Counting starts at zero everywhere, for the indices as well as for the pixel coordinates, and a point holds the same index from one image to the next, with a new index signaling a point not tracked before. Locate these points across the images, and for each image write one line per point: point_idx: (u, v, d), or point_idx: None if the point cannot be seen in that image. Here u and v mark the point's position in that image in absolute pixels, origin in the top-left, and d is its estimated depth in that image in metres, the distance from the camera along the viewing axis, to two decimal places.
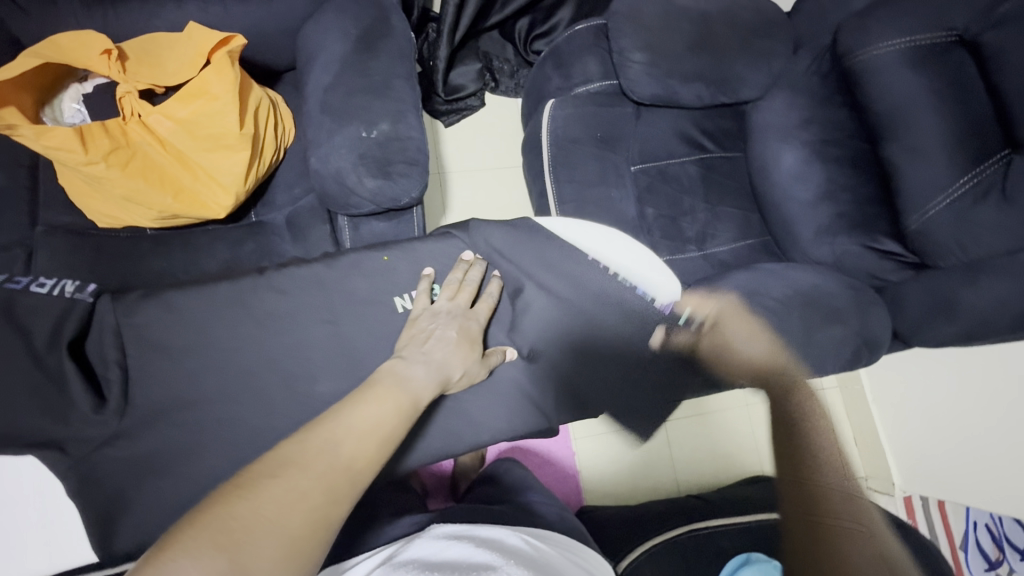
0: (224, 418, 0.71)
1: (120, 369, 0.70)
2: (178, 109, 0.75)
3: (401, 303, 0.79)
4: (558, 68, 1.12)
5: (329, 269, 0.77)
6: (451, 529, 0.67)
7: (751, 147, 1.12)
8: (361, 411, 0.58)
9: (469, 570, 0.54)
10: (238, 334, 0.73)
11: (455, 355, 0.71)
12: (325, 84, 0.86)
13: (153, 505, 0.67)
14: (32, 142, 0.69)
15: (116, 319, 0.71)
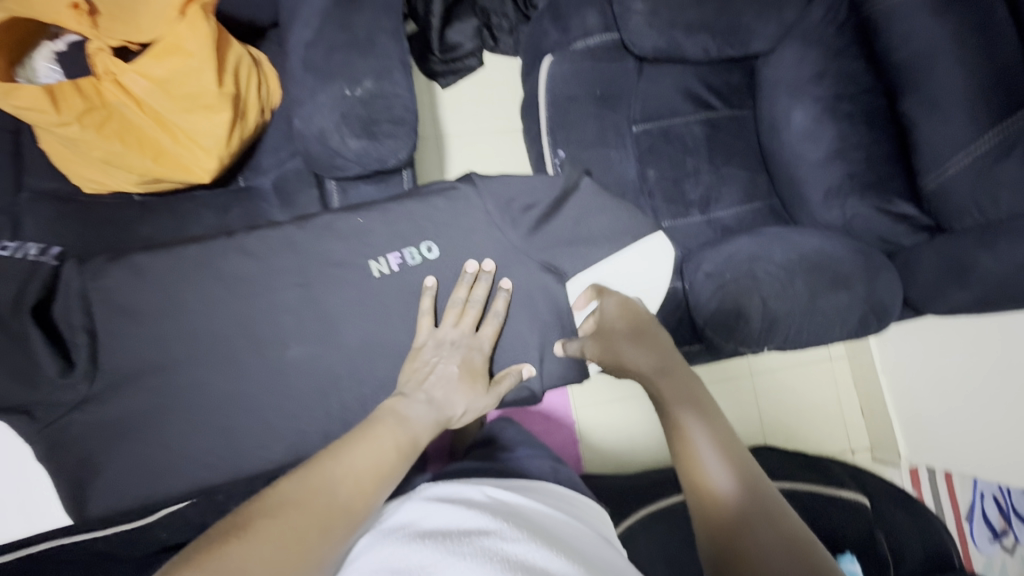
0: (208, 385, 0.71)
1: (87, 334, 0.69)
2: (153, 67, 0.72)
3: (379, 267, 0.76)
4: (556, 21, 1.05)
5: (301, 231, 0.75)
6: (442, 491, 0.66)
7: (760, 104, 1.07)
8: (359, 449, 0.60)
9: (461, 536, 0.53)
10: (219, 301, 0.72)
11: (456, 393, 0.72)
12: (307, 40, 0.83)
13: (127, 468, 0.68)
14: (3, 102, 0.67)
15: (82, 285, 0.70)
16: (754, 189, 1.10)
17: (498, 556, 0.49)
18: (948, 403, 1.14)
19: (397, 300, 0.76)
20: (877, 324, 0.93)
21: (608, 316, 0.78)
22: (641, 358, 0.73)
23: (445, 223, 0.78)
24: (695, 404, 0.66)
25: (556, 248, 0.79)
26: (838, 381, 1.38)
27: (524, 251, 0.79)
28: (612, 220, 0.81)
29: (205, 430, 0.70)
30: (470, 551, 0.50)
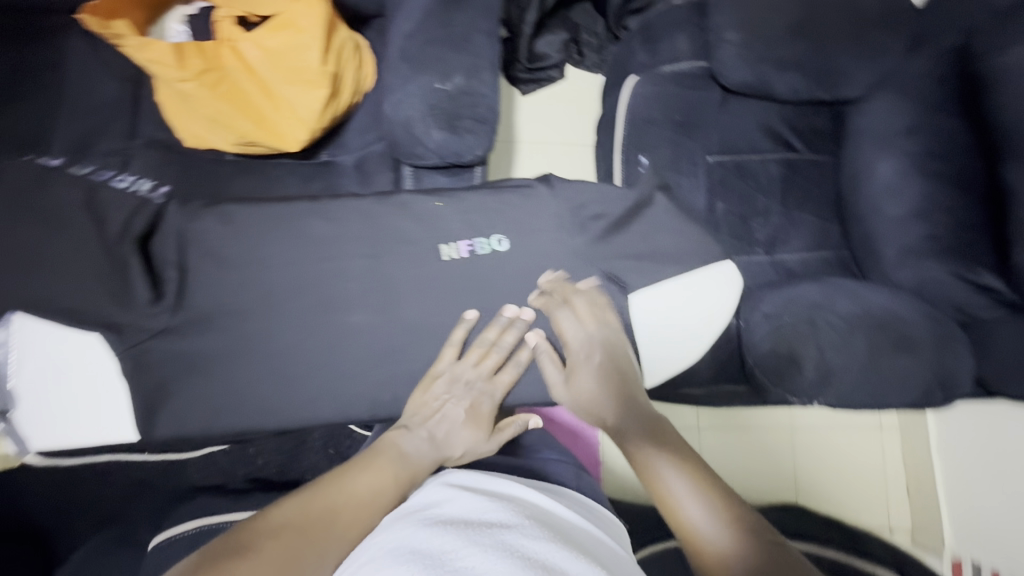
0: (273, 338, 0.74)
1: (176, 270, 0.74)
2: (268, 38, 0.78)
3: (448, 251, 0.79)
4: (645, 43, 1.07)
5: (379, 206, 0.80)
6: (464, 480, 0.66)
7: (844, 151, 1.04)
8: (356, 483, 0.66)
9: (480, 525, 0.54)
10: (291, 260, 0.77)
11: (460, 435, 0.75)
12: (407, 32, 0.87)
13: (193, 401, 0.72)
14: (136, 53, 0.74)
15: (177, 226, 0.76)
16: (825, 237, 1.07)
17: (516, 551, 0.49)
18: (1006, 495, 1.06)
19: (457, 287, 0.78)
20: (942, 396, 0.88)
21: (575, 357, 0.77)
22: (600, 398, 0.75)
23: (508, 222, 0.80)
24: (681, 460, 0.67)
25: (610, 262, 0.80)
26: (885, 453, 1.30)
27: (582, 258, 0.80)
28: (675, 244, 0.81)
29: (264, 377, 0.74)
30: (492, 545, 0.50)
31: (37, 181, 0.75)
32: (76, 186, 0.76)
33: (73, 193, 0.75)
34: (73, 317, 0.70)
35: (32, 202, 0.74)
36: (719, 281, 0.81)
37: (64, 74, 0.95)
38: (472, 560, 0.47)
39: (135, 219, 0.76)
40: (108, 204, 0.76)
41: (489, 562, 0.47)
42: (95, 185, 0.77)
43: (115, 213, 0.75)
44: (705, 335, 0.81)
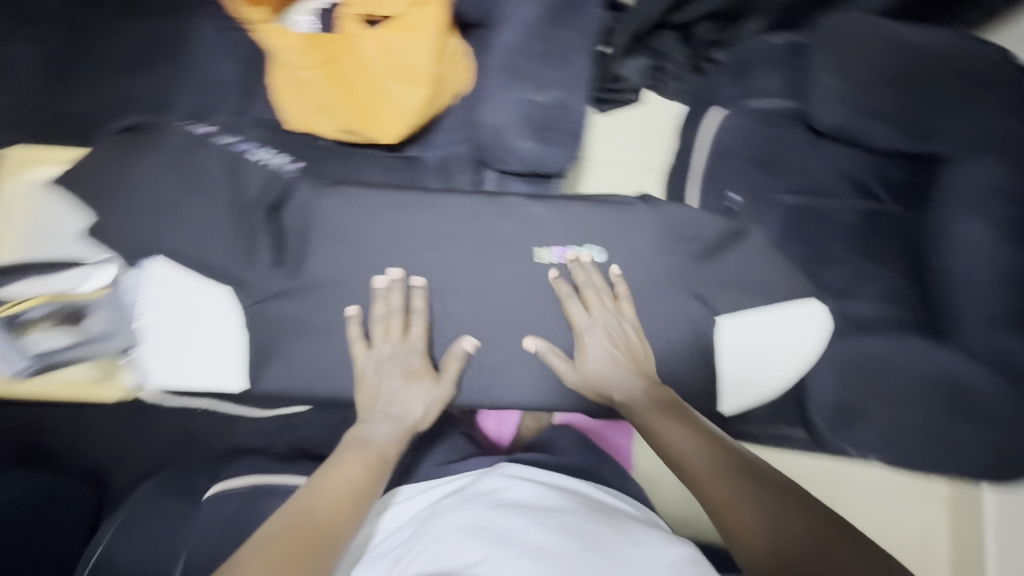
0: (371, 311, 0.78)
1: (298, 238, 0.79)
2: (384, 36, 0.83)
3: (540, 253, 0.81)
4: (734, 76, 1.10)
5: (491, 204, 0.82)
6: (518, 470, 0.74)
7: (931, 208, 0.97)
8: (334, 488, 0.65)
9: (540, 507, 0.63)
10: (387, 244, 0.80)
11: (414, 393, 0.75)
12: (509, 43, 0.90)
13: (301, 366, 0.78)
14: (270, 40, 0.81)
15: (300, 198, 0.80)
16: (899, 295, 1.01)
17: (567, 532, 0.57)
18: None
19: (545, 288, 0.81)
20: (1006, 467, 0.86)
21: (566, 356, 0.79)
22: (615, 379, 0.76)
23: (591, 234, 0.82)
24: (689, 425, 0.71)
25: (685, 286, 0.80)
26: (932, 528, 1.23)
27: (680, 277, 0.81)
28: (749, 275, 0.82)
29: (353, 350, 0.77)
30: (550, 524, 0.58)
31: (190, 146, 0.80)
32: (215, 155, 0.80)
33: (221, 156, 0.80)
34: (201, 269, 0.77)
35: (180, 165, 0.79)
36: (804, 318, 0.80)
37: (191, 50, 1.04)
38: (534, 534, 0.56)
39: (271, 188, 0.81)
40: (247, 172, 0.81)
41: (549, 536, 0.55)
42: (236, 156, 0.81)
43: (252, 180, 0.80)
44: (784, 370, 0.81)
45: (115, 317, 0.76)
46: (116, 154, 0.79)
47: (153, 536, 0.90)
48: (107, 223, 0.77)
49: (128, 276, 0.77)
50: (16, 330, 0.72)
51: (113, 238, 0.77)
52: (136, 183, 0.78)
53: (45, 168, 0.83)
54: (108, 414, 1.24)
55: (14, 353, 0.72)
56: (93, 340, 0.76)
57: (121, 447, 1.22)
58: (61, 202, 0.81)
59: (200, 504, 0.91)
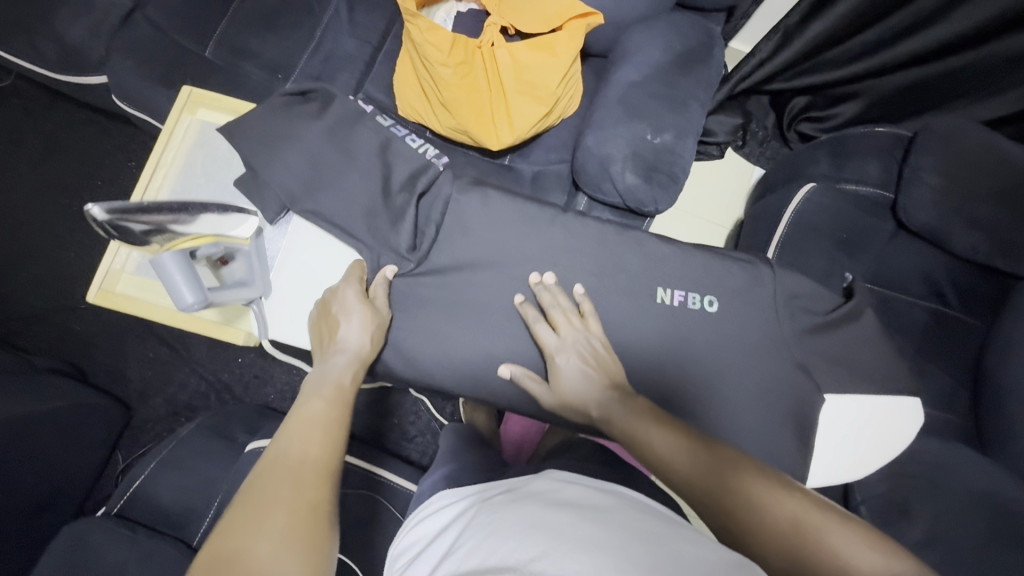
0: (483, 308, 0.75)
1: (435, 230, 0.76)
2: (523, 52, 0.87)
3: (662, 295, 0.77)
4: (833, 156, 1.09)
5: (617, 236, 0.79)
6: (571, 476, 0.64)
7: (1001, 324, 1.00)
8: (306, 424, 0.55)
9: (599, 508, 0.53)
10: (510, 248, 0.77)
11: (354, 323, 0.68)
12: (632, 80, 0.93)
13: (404, 352, 0.74)
14: (418, 32, 0.84)
15: (449, 192, 0.78)
16: (953, 401, 1.03)
17: (617, 531, 0.48)
18: None
19: (661, 332, 0.76)
20: None
21: (536, 383, 0.71)
22: (590, 395, 0.67)
23: (698, 282, 0.78)
24: (659, 421, 0.62)
25: (795, 365, 0.76)
26: None
27: (783, 344, 0.76)
28: (843, 354, 0.77)
29: (458, 347, 0.74)
30: (608, 520, 0.50)
31: (354, 118, 0.79)
32: (375, 133, 0.79)
33: (379, 131, 0.79)
34: (334, 231, 0.76)
35: (340, 133, 0.78)
36: (897, 411, 0.78)
37: (321, 23, 1.08)
38: (591, 530, 0.48)
39: (412, 175, 0.78)
40: (398, 158, 0.79)
41: (610, 535, 0.47)
42: (388, 139, 0.80)
43: (402, 166, 0.79)
44: (874, 464, 0.76)
45: (256, 267, 0.75)
46: (280, 112, 0.79)
47: (191, 476, 0.92)
48: (256, 176, 0.78)
49: (269, 230, 0.81)
50: (188, 266, 0.68)
51: (259, 196, 0.79)
52: (295, 142, 0.77)
53: (211, 116, 0.90)
54: (151, 349, 1.26)
55: (189, 291, 0.68)
56: (237, 287, 0.73)
57: (159, 381, 1.25)
58: (223, 159, 0.88)
59: (241, 455, 0.93)
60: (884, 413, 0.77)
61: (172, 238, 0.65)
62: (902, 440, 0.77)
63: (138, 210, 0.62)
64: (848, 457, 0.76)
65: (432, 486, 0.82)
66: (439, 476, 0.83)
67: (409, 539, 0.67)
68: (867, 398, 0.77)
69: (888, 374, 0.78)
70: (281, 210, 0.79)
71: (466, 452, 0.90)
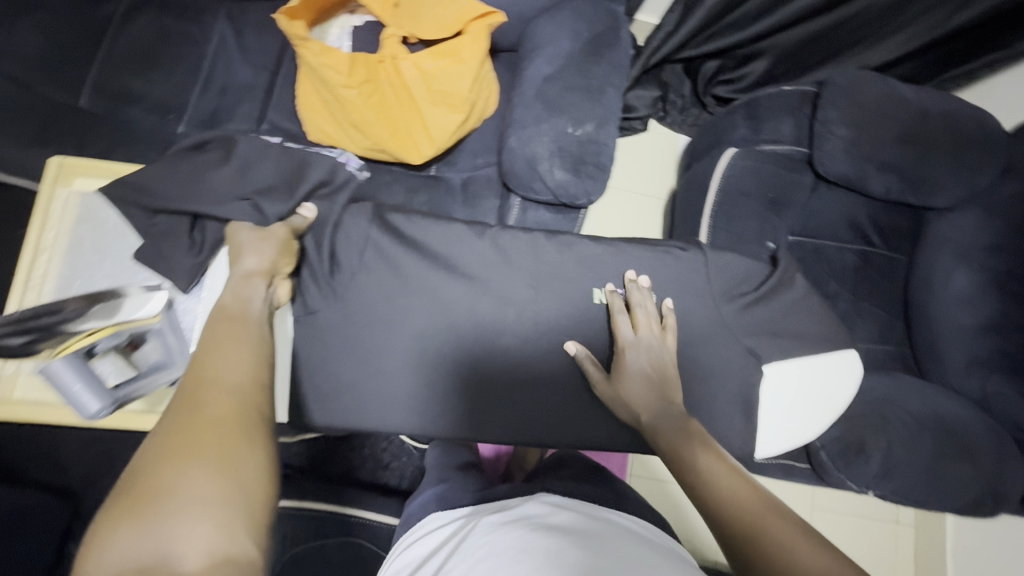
0: (429, 331, 0.74)
1: (359, 254, 0.74)
2: (428, 62, 0.83)
3: (600, 295, 0.78)
4: (749, 119, 1.10)
5: (546, 243, 0.78)
6: (559, 500, 0.63)
7: (921, 254, 1.09)
8: (224, 348, 0.53)
9: (585, 535, 0.51)
10: (448, 268, 0.76)
11: (257, 243, 0.67)
12: (546, 74, 0.92)
13: (363, 396, 0.73)
14: (313, 57, 0.80)
15: (354, 221, 0.75)
16: (887, 331, 1.11)
17: (603, 562, 0.46)
18: None
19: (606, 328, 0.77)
20: (991, 508, 0.92)
21: (597, 372, 0.73)
22: (646, 404, 0.68)
23: (635, 276, 0.79)
24: (711, 453, 0.58)
25: (737, 338, 0.79)
26: (901, 548, 1.30)
27: (725, 317, 0.79)
28: (783, 316, 0.81)
29: (408, 379, 0.74)
30: (597, 548, 0.48)
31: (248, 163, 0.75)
32: (276, 175, 0.74)
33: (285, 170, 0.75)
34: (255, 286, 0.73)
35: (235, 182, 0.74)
36: (839, 363, 0.81)
37: (208, 54, 1.00)
38: (581, 557, 0.46)
39: (333, 210, 0.75)
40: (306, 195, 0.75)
41: (601, 561, 0.46)
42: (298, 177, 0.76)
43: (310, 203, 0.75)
44: (826, 420, 0.80)
45: (172, 346, 0.69)
46: (165, 171, 0.72)
47: None
48: (157, 245, 0.72)
49: (183, 299, 0.75)
50: (85, 368, 0.63)
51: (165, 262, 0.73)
52: (192, 198, 0.71)
53: (90, 184, 0.82)
54: (88, 428, 1.16)
55: (95, 398, 0.63)
56: (154, 372, 0.69)
57: (101, 461, 1.16)
58: (113, 231, 0.81)
59: None
60: (823, 369, 0.80)
61: (63, 341, 0.59)
62: (849, 389, 0.81)
63: (21, 319, 0.56)
64: (801, 423, 0.80)
65: (423, 508, 0.76)
66: (429, 497, 0.77)
67: (402, 561, 0.61)
68: (804, 361, 0.80)
69: (825, 325, 0.83)
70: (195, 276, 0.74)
71: (451, 470, 0.84)
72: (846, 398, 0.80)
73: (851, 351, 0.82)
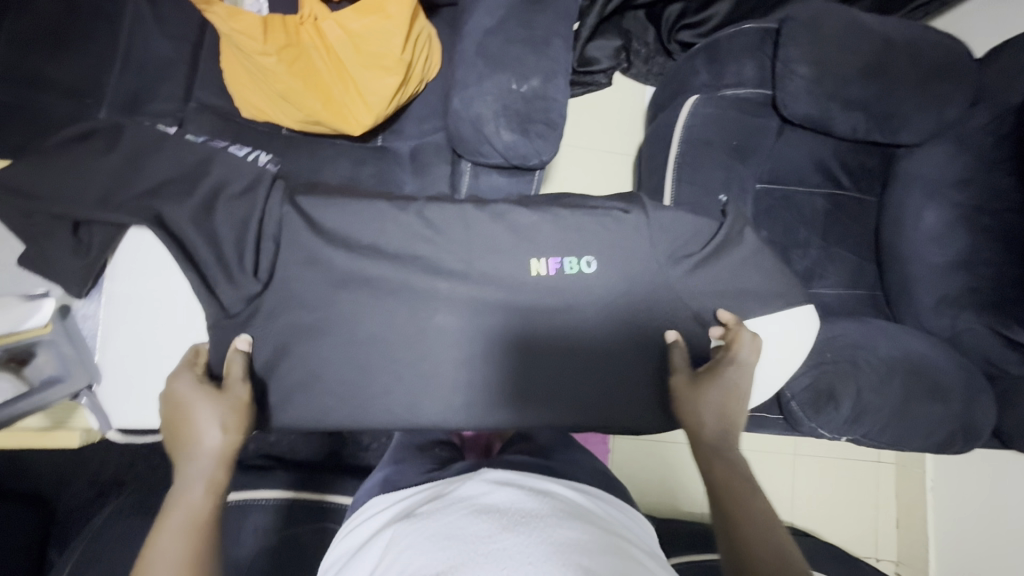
0: (375, 309, 0.72)
1: (274, 240, 0.69)
2: (352, 20, 0.77)
3: (537, 267, 0.74)
4: (710, 64, 1.04)
5: (491, 207, 0.75)
6: (502, 476, 0.61)
7: (891, 194, 1.06)
8: (167, 572, 0.51)
9: (518, 514, 0.49)
10: (391, 249, 0.72)
11: (215, 414, 0.61)
12: (486, 27, 0.86)
13: (296, 398, 0.70)
14: (220, 22, 0.73)
15: (279, 201, 0.70)
16: (859, 275, 1.09)
17: (530, 545, 0.44)
18: (991, 534, 1.10)
19: (557, 296, 0.74)
20: (963, 445, 0.92)
21: (682, 364, 0.73)
22: (714, 418, 0.68)
23: (587, 241, 0.75)
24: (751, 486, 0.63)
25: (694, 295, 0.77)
26: (882, 486, 1.33)
27: (682, 274, 0.76)
28: (744, 269, 0.78)
29: (351, 364, 0.71)
30: (527, 528, 0.46)
31: (156, 142, 0.70)
32: (191, 154, 0.70)
33: (199, 145, 0.70)
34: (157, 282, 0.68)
35: (144, 164, 0.69)
36: (796, 315, 0.80)
37: (122, 30, 0.92)
38: (507, 543, 0.44)
39: (250, 188, 0.70)
40: (227, 169, 0.70)
41: (527, 547, 0.44)
42: (212, 152, 0.71)
43: (234, 179, 0.70)
44: (783, 373, 0.80)
45: (68, 357, 0.66)
46: (71, 160, 0.67)
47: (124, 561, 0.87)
48: (39, 247, 0.65)
49: (80, 305, 0.69)
50: None
51: (52, 269, 0.66)
52: (79, 193, 0.65)
53: None
54: None
55: None
56: (50, 386, 0.66)
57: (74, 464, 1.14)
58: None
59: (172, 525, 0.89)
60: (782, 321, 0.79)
61: None
62: (806, 341, 0.80)
63: None
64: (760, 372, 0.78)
65: (370, 491, 0.75)
66: (377, 480, 0.76)
67: (343, 547, 0.60)
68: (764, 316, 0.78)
69: (787, 275, 0.81)
70: (89, 280, 0.67)
71: (410, 449, 0.82)
72: (804, 349, 0.80)
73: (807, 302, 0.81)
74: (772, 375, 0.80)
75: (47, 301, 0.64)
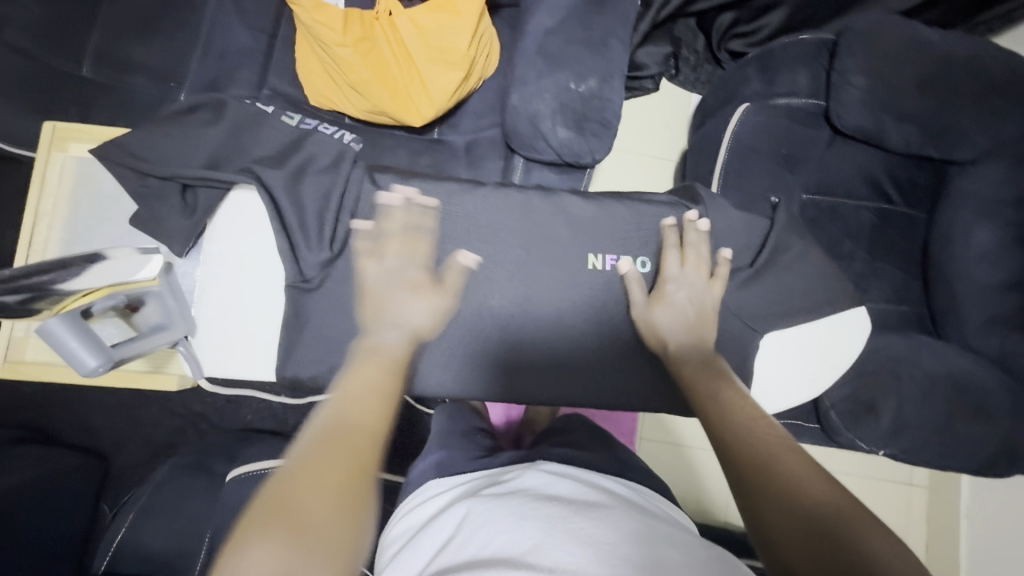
0: None
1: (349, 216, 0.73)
2: (423, 16, 0.82)
3: (594, 261, 0.77)
4: (762, 72, 1.04)
5: (540, 201, 0.78)
6: (557, 468, 0.64)
7: (940, 211, 1.04)
8: (361, 391, 0.57)
9: (585, 503, 0.52)
10: (450, 233, 0.75)
11: (420, 302, 0.66)
12: (546, 27, 0.88)
13: None
14: (305, 13, 0.80)
15: (359, 185, 0.75)
16: (904, 290, 1.08)
17: (605, 531, 0.46)
18: None
19: (611, 290, 0.76)
20: (1007, 466, 0.91)
21: (636, 292, 0.74)
22: (677, 333, 0.72)
23: (641, 239, 0.78)
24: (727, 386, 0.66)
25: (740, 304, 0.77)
26: (912, 507, 1.31)
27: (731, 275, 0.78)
28: (792, 272, 0.79)
29: None
30: (597, 516, 0.49)
31: (257, 120, 0.75)
32: (280, 134, 0.75)
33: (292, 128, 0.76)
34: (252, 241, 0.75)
35: (240, 140, 0.74)
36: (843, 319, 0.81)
37: (204, 20, 0.98)
38: (582, 525, 0.47)
39: (331, 166, 0.75)
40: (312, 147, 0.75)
41: (603, 531, 0.46)
42: (303, 133, 0.76)
43: (318, 157, 0.75)
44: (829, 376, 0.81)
45: (172, 310, 0.69)
46: (168, 132, 0.72)
47: (180, 518, 0.94)
48: (151, 208, 0.72)
49: (181, 263, 0.76)
50: (82, 327, 0.64)
51: (161, 228, 0.72)
52: (184, 158, 0.71)
53: (83, 148, 0.81)
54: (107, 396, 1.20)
55: (92, 355, 0.65)
56: (154, 333, 0.69)
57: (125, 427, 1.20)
58: (110, 196, 0.79)
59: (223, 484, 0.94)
60: (828, 327, 0.80)
61: (59, 300, 0.60)
62: (855, 347, 0.81)
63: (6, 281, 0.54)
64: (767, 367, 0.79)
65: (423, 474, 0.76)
66: (429, 464, 0.77)
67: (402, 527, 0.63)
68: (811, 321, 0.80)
69: (835, 281, 0.81)
70: (190, 240, 0.73)
71: (455, 435, 0.84)
72: (852, 354, 0.80)
73: (857, 307, 0.81)
74: (820, 380, 0.80)
75: (156, 257, 0.65)
